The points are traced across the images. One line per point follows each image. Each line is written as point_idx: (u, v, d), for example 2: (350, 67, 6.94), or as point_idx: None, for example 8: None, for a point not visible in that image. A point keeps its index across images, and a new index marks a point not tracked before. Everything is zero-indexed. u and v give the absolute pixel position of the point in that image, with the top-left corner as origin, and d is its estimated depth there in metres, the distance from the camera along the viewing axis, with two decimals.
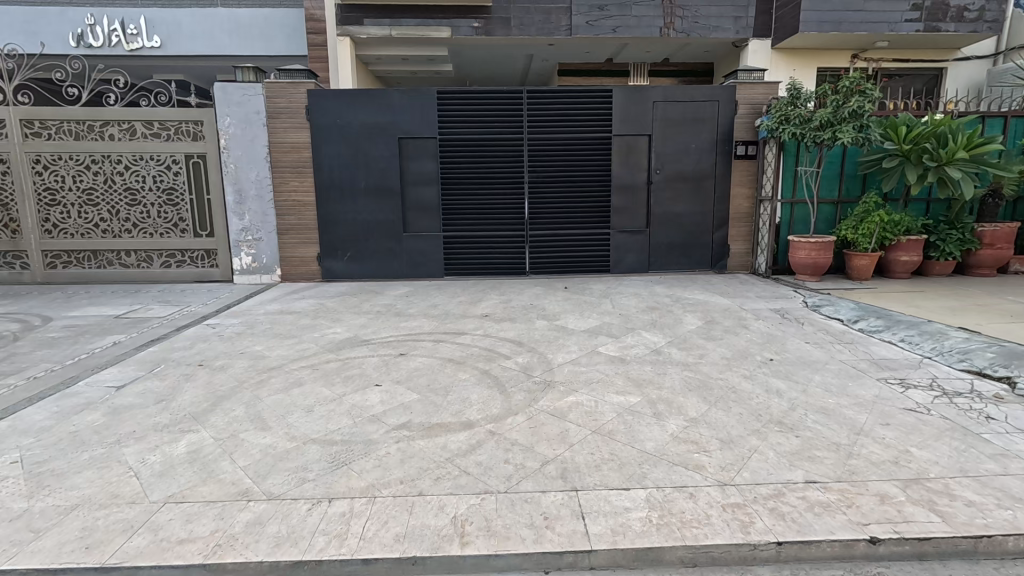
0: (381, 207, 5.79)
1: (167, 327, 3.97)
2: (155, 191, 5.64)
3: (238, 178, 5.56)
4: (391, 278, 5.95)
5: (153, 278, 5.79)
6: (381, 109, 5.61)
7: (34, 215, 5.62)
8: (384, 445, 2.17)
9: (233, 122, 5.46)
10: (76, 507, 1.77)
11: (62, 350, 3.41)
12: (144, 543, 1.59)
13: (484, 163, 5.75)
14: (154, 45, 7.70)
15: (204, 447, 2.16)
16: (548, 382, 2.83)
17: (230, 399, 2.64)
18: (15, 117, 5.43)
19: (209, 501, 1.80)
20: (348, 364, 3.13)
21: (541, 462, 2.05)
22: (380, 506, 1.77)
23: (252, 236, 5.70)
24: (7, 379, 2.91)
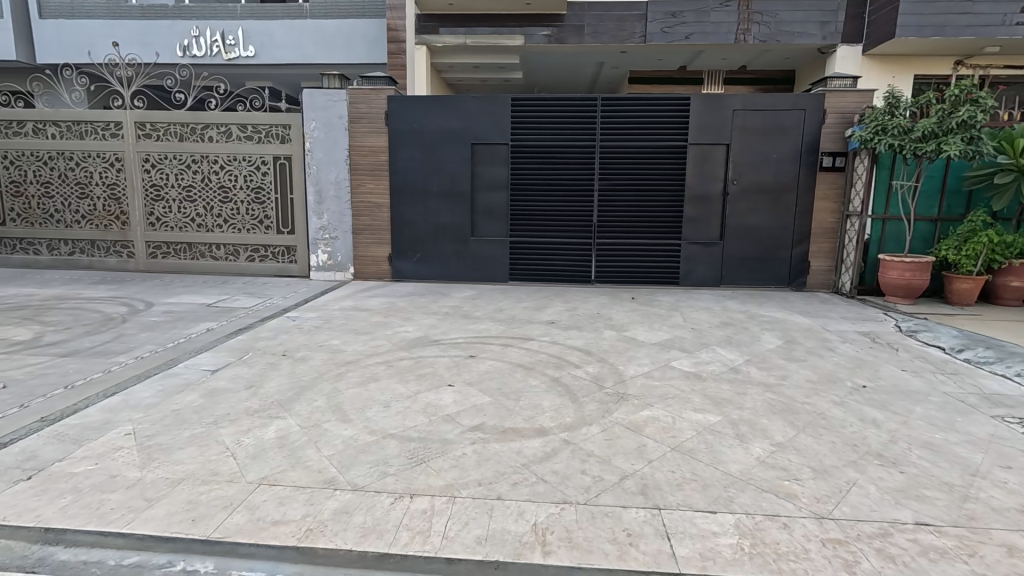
0: (451, 211, 5.91)
1: (252, 317, 4.22)
2: (244, 190, 6.04)
3: (319, 179, 5.86)
4: (458, 281, 6.05)
5: (239, 271, 6.20)
6: (456, 115, 5.75)
7: (141, 209, 6.17)
8: (460, 446, 2.19)
9: (317, 126, 5.77)
10: (181, 481, 1.90)
11: (164, 333, 3.70)
12: (244, 521, 1.68)
13: (554, 170, 5.76)
14: (248, 54, 8.27)
15: (291, 434, 2.26)
16: (621, 395, 2.77)
17: (312, 390, 2.76)
18: (130, 119, 6.00)
19: (299, 486, 1.88)
20: (420, 362, 3.20)
21: (620, 476, 1.99)
22: (460, 506, 1.78)
23: (330, 234, 5.98)
24: (119, 357, 3.18)
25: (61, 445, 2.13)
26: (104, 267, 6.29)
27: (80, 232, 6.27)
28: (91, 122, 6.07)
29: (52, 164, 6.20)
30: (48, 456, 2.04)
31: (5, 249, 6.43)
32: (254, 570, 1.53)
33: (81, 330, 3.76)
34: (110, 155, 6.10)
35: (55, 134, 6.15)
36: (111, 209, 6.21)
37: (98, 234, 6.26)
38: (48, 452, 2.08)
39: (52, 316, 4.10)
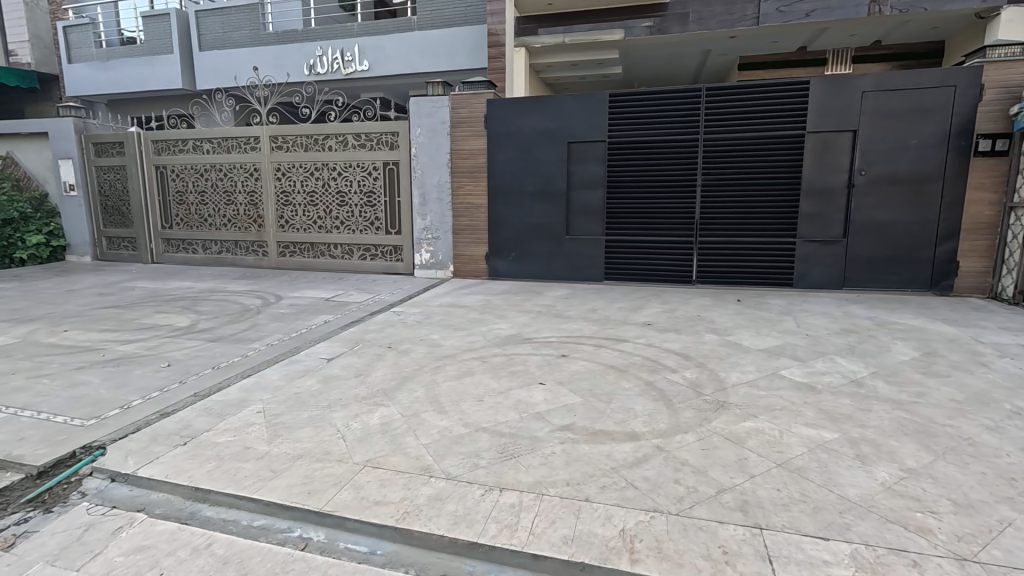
0: (546, 211, 5.95)
1: (363, 311, 4.59)
2: (358, 194, 6.57)
3: (423, 182, 6.20)
4: (552, 280, 6.08)
5: (352, 269, 6.77)
6: (553, 115, 5.77)
7: (274, 213, 6.97)
8: (549, 444, 2.20)
9: (422, 132, 6.10)
10: (300, 457, 2.12)
11: (290, 324, 4.15)
12: (351, 498, 1.84)
13: (653, 166, 5.56)
14: (364, 68, 8.95)
15: (393, 422, 2.43)
16: (721, 403, 2.61)
17: (412, 381, 2.94)
18: (266, 134, 6.79)
19: (398, 470, 2.02)
20: (513, 359, 3.27)
21: (717, 489, 1.88)
22: (548, 504, 1.80)
23: (432, 234, 6.31)
24: (254, 344, 3.64)
25: (209, 417, 2.49)
26: (245, 265, 7.20)
27: (226, 234, 7.23)
28: (236, 138, 6.97)
29: (206, 175, 7.22)
30: (199, 426, 2.40)
31: (172, 248, 7.62)
32: (357, 544, 1.68)
33: (226, 319, 4.35)
34: (251, 166, 6.96)
35: (209, 150, 7.15)
36: (250, 214, 7.09)
37: (240, 236, 7.18)
38: (199, 423, 2.43)
39: (205, 307, 4.79)
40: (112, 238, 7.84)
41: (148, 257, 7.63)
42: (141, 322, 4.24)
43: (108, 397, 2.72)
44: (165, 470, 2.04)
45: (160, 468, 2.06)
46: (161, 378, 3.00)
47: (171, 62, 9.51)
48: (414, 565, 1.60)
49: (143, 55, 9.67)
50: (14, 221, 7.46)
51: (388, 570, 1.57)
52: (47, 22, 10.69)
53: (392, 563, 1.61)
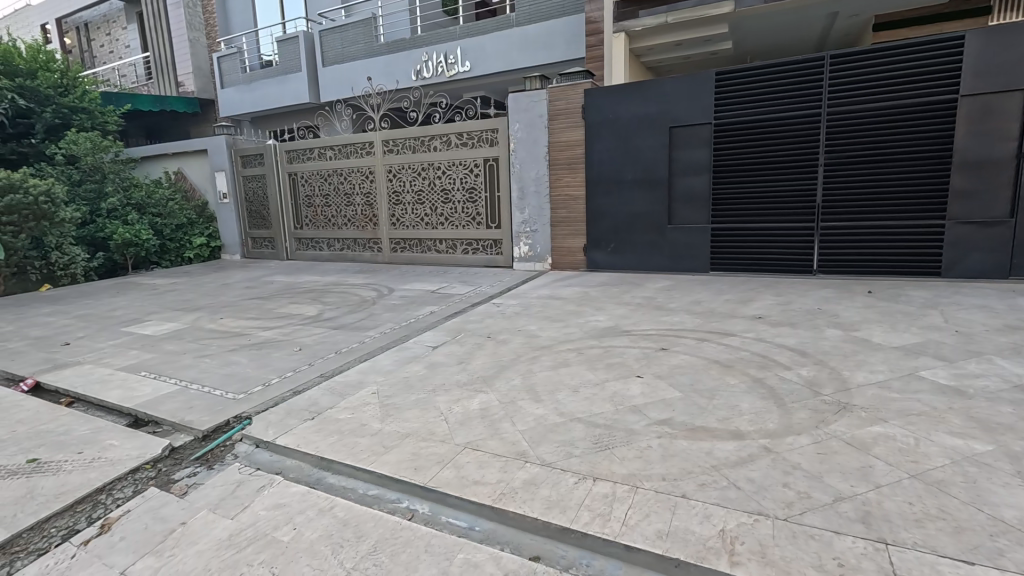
0: (647, 200, 5.76)
1: (465, 302, 4.81)
2: (460, 190, 6.87)
3: (522, 176, 6.31)
4: (653, 271, 5.89)
5: (456, 263, 7.11)
6: (654, 100, 5.55)
7: (386, 212, 7.53)
8: (646, 438, 2.16)
9: (520, 126, 6.20)
10: (408, 435, 2.31)
11: (400, 314, 4.49)
12: (453, 476, 1.97)
13: (767, 147, 5.14)
14: (466, 69, 9.28)
15: (492, 408, 2.54)
16: (842, 405, 2.36)
17: (510, 369, 3.04)
18: (379, 139, 7.35)
19: (496, 454, 2.12)
20: (610, 351, 3.24)
21: (833, 497, 1.72)
22: (642, 497, 1.77)
23: (530, 228, 6.40)
24: (369, 332, 3.99)
25: (332, 396, 2.80)
26: (362, 260, 7.89)
27: (347, 232, 7.96)
28: (353, 144, 7.63)
29: (329, 180, 7.98)
30: (324, 404, 2.70)
31: (303, 246, 8.56)
32: (458, 519, 1.80)
33: (347, 309, 4.82)
34: (366, 169, 7.58)
35: (331, 156, 7.90)
36: (367, 213, 7.74)
37: (359, 234, 7.87)
38: (324, 401, 2.75)
39: (329, 298, 5.34)
40: (256, 239, 9.00)
41: (284, 254, 8.65)
42: (279, 311, 4.85)
43: (253, 376, 3.17)
44: (296, 440, 2.33)
45: (293, 438, 2.36)
46: (295, 360, 3.42)
47: (300, 79, 10.62)
48: (509, 544, 1.67)
49: (277, 75, 10.89)
50: (184, 226, 8.89)
51: (485, 545, 1.66)
52: (205, 54, 12.46)
53: (488, 539, 1.70)
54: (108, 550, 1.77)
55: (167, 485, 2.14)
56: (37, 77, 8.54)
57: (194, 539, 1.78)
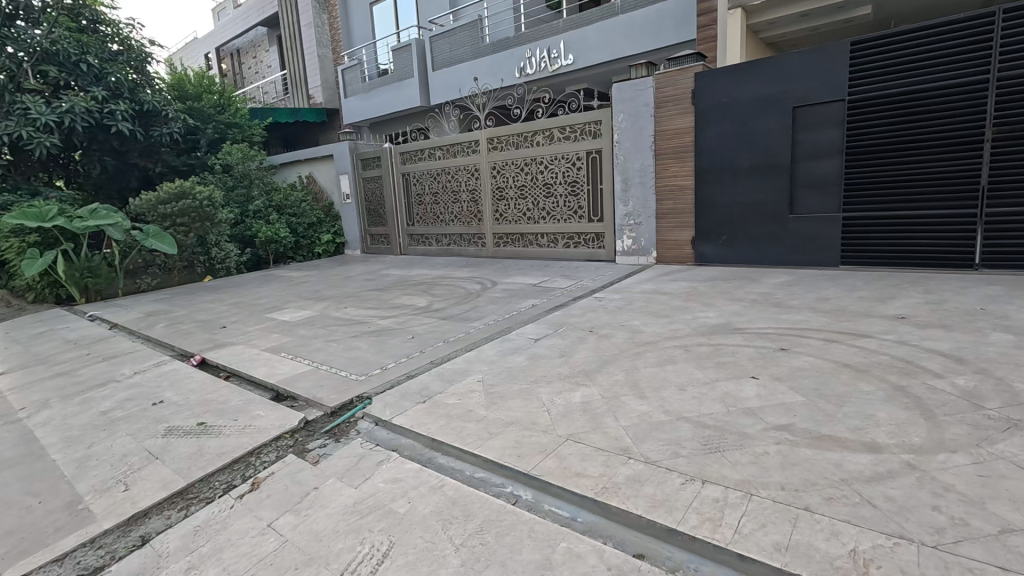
0: (765, 188, 5.32)
1: (566, 296, 4.82)
2: (563, 184, 6.87)
3: (626, 167, 6.14)
4: (771, 265, 5.43)
5: (558, 257, 7.12)
6: (776, 78, 5.10)
7: (490, 207, 7.76)
8: (762, 443, 2.01)
9: (625, 116, 6.03)
10: (512, 424, 2.37)
11: (504, 306, 4.61)
12: (555, 466, 1.99)
13: (916, 122, 4.48)
14: (569, 62, 9.21)
15: (594, 402, 2.52)
16: (1013, 422, 2.00)
17: (612, 364, 2.99)
18: (484, 137, 7.58)
19: (598, 447, 2.10)
20: (721, 350, 3.05)
21: (998, 528, 1.47)
22: (757, 505, 1.66)
23: (634, 220, 6.21)
24: (474, 323, 4.15)
25: (441, 382, 2.97)
26: (468, 254, 8.22)
27: (454, 228, 8.34)
28: (460, 143, 7.95)
29: (438, 178, 8.41)
30: (434, 389, 2.88)
31: (414, 242, 9.12)
32: (560, 509, 1.82)
33: (454, 301, 5.05)
34: (473, 167, 7.86)
35: (440, 156, 8.31)
36: (472, 209, 8.04)
37: (465, 229, 8.20)
38: (434, 386, 2.92)
39: (438, 290, 5.64)
40: (374, 235, 9.78)
41: (397, 250, 9.29)
42: (394, 302, 5.23)
43: (373, 360, 3.46)
44: (410, 421, 2.51)
45: (408, 419, 2.54)
46: (408, 348, 3.67)
47: (412, 84, 11.26)
48: (612, 538, 1.66)
49: (392, 82, 11.67)
50: (314, 224, 9.91)
51: (588, 537, 1.66)
52: (331, 67, 13.73)
53: (591, 531, 1.70)
54: (258, 504, 2.05)
55: (303, 453, 2.42)
56: (202, 100, 10.30)
57: (325, 502, 2.00)
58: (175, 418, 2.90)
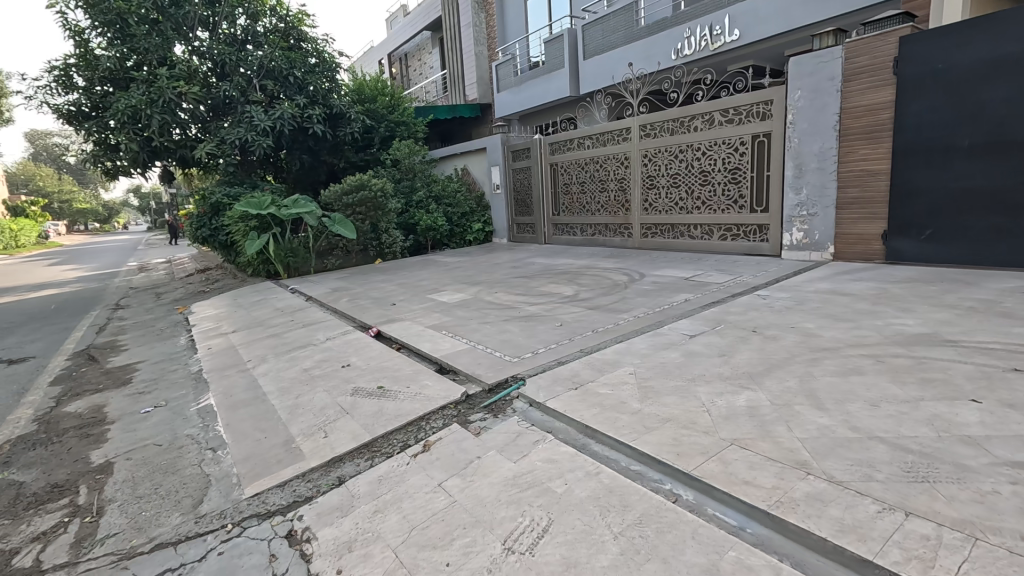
0: (991, 171, 4.35)
1: (724, 292, 4.49)
2: (722, 171, 6.41)
3: (800, 152, 5.49)
4: (994, 267, 4.45)
5: (713, 249, 6.68)
6: (1018, 35, 4.12)
7: (639, 197, 7.55)
8: (989, 480, 1.67)
9: (803, 94, 5.38)
10: (668, 420, 2.30)
11: (654, 299, 4.46)
12: (719, 470, 1.89)
13: None
14: (734, 38, 8.41)
15: (762, 407, 2.32)
16: None
17: (782, 368, 2.72)
18: (637, 124, 7.36)
19: (770, 457, 1.94)
20: (925, 364, 2.58)
21: None
22: (986, 553, 1.38)
23: (808, 211, 5.54)
24: (623, 314, 4.09)
25: (592, 370, 2.99)
26: (613, 245, 8.10)
27: (600, 218, 8.28)
28: (611, 131, 7.84)
29: (585, 168, 8.39)
30: (585, 376, 2.91)
31: (559, 231, 9.26)
32: (727, 515, 1.71)
33: (601, 291, 5.03)
34: (623, 155, 7.69)
35: (589, 145, 8.28)
36: (619, 199, 7.90)
37: (611, 219, 8.09)
38: (585, 374, 2.95)
39: (585, 280, 5.65)
40: (520, 225, 10.14)
41: (542, 239, 9.52)
42: (542, 289, 5.36)
43: (525, 344, 3.60)
44: (562, 406, 2.57)
45: (561, 403, 2.61)
46: (557, 334, 3.75)
47: (563, 75, 11.31)
48: (790, 557, 1.51)
49: (543, 75, 11.85)
50: (466, 214, 10.59)
51: (760, 550, 1.54)
52: (486, 64, 14.43)
53: (764, 545, 1.57)
54: (430, 464, 2.29)
55: (466, 424, 2.62)
56: (377, 101, 11.50)
57: (487, 471, 2.15)
58: (359, 380, 3.35)
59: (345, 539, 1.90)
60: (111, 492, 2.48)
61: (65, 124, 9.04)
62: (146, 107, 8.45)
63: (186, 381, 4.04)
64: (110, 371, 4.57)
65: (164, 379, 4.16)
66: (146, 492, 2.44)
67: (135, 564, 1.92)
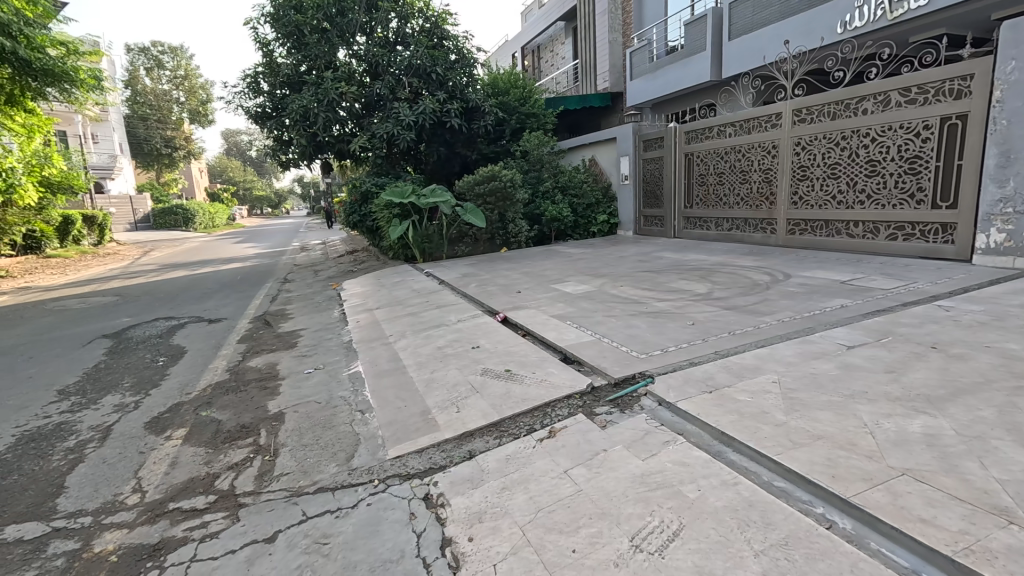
0: None
1: (892, 300, 3.90)
2: (897, 161, 5.57)
3: (1009, 136, 4.53)
4: None
5: (877, 250, 5.86)
6: None
7: (787, 189, 6.85)
8: None
9: (1018, 66, 4.41)
10: (820, 438, 2.07)
11: (802, 303, 4.02)
12: (885, 501, 1.66)
13: None
14: (919, 5, 7.05)
15: (944, 437, 1.98)
16: None
17: (972, 394, 2.29)
18: (790, 108, 6.67)
19: (955, 496, 1.65)
20: None
21: None
22: None
23: (1013, 208, 4.57)
24: (765, 317, 3.75)
25: (729, 374, 2.79)
26: (752, 241, 7.48)
27: (739, 212, 7.68)
28: (758, 117, 7.19)
29: (725, 157, 7.81)
30: (721, 380, 2.72)
31: (690, 225, 8.77)
32: (896, 554, 1.49)
33: (739, 290, 4.66)
34: (770, 144, 7.03)
35: (731, 133, 7.69)
36: (763, 192, 7.24)
37: (752, 213, 7.46)
38: (721, 377, 2.76)
39: (720, 278, 5.28)
40: (648, 217, 9.78)
41: (671, 232, 9.09)
42: (671, 285, 5.13)
43: (653, 341, 3.49)
44: (695, 408, 2.45)
45: (694, 405, 2.48)
46: (689, 334, 3.56)
47: (704, 58, 10.54)
48: None
49: (681, 59, 11.17)
50: (592, 205, 10.48)
51: None
52: (620, 51, 14.03)
53: None
54: (556, 450, 2.33)
55: (591, 415, 2.62)
56: (510, 93, 11.80)
57: (614, 465, 2.13)
58: (488, 362, 3.52)
59: (475, 510, 2.01)
60: (284, 437, 2.91)
61: (253, 123, 10.67)
62: (315, 107, 9.66)
63: (340, 349, 4.57)
64: (281, 335, 5.35)
65: (323, 346, 4.76)
66: (311, 441, 2.83)
67: (302, 501, 2.24)
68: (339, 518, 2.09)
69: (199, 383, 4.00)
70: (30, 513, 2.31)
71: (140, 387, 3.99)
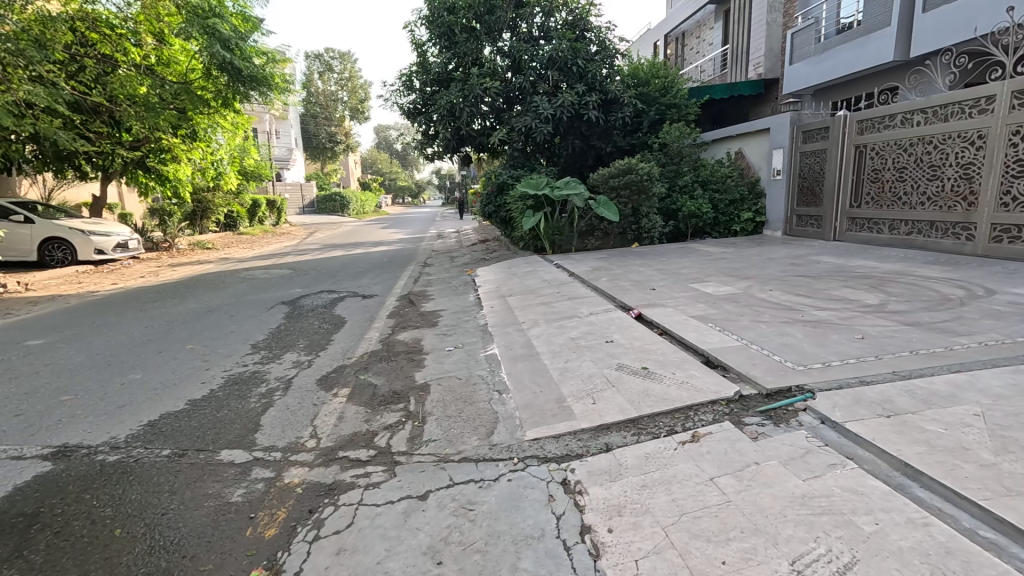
0: None
1: None
2: None
3: None
4: None
5: None
6: None
7: (995, 187, 5.72)
8: None
9: None
10: None
11: (1015, 325, 3.31)
12: None
13: None
14: None
15: None
16: None
17: None
18: (1008, 90, 5.52)
19: None
20: None
21: None
22: None
23: None
24: (961, 338, 3.16)
25: (912, 400, 2.41)
26: (938, 248, 6.37)
27: (923, 213, 6.58)
28: (959, 101, 6.07)
29: (909, 149, 6.73)
30: (903, 405, 2.36)
31: (856, 227, 7.72)
32: None
33: (923, 305, 4.00)
34: (974, 134, 5.91)
35: (920, 121, 6.59)
36: (959, 190, 6.13)
37: (941, 215, 6.35)
38: (903, 402, 2.40)
39: (896, 289, 4.57)
40: (802, 216, 8.81)
41: (830, 234, 8.09)
42: (833, 293, 4.57)
43: (813, 352, 3.14)
44: (870, 432, 2.16)
45: (868, 429, 2.19)
46: (858, 349, 3.14)
47: (887, 35, 9.14)
48: None
49: (857, 37, 9.80)
50: (735, 202, 9.75)
51: None
52: (779, 32, 12.74)
53: None
54: (700, 456, 2.22)
55: (740, 424, 2.45)
56: (651, 83, 11.36)
57: (770, 480, 1.97)
58: (624, 357, 3.46)
59: (614, 503, 2.00)
60: (430, 407, 3.16)
61: (406, 119, 11.63)
62: (460, 102, 10.25)
63: (476, 332, 4.82)
64: (424, 313, 5.81)
65: (461, 327, 5.07)
66: (454, 414, 3.03)
67: (449, 468, 2.42)
68: (482, 489, 2.22)
69: (358, 350, 4.51)
70: (237, 443, 2.80)
71: (311, 348, 4.61)
